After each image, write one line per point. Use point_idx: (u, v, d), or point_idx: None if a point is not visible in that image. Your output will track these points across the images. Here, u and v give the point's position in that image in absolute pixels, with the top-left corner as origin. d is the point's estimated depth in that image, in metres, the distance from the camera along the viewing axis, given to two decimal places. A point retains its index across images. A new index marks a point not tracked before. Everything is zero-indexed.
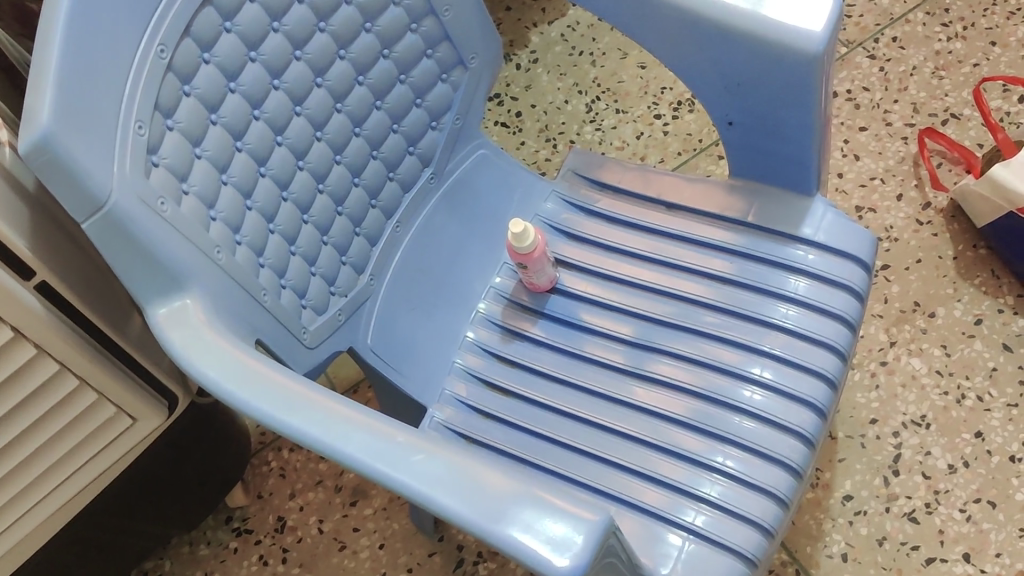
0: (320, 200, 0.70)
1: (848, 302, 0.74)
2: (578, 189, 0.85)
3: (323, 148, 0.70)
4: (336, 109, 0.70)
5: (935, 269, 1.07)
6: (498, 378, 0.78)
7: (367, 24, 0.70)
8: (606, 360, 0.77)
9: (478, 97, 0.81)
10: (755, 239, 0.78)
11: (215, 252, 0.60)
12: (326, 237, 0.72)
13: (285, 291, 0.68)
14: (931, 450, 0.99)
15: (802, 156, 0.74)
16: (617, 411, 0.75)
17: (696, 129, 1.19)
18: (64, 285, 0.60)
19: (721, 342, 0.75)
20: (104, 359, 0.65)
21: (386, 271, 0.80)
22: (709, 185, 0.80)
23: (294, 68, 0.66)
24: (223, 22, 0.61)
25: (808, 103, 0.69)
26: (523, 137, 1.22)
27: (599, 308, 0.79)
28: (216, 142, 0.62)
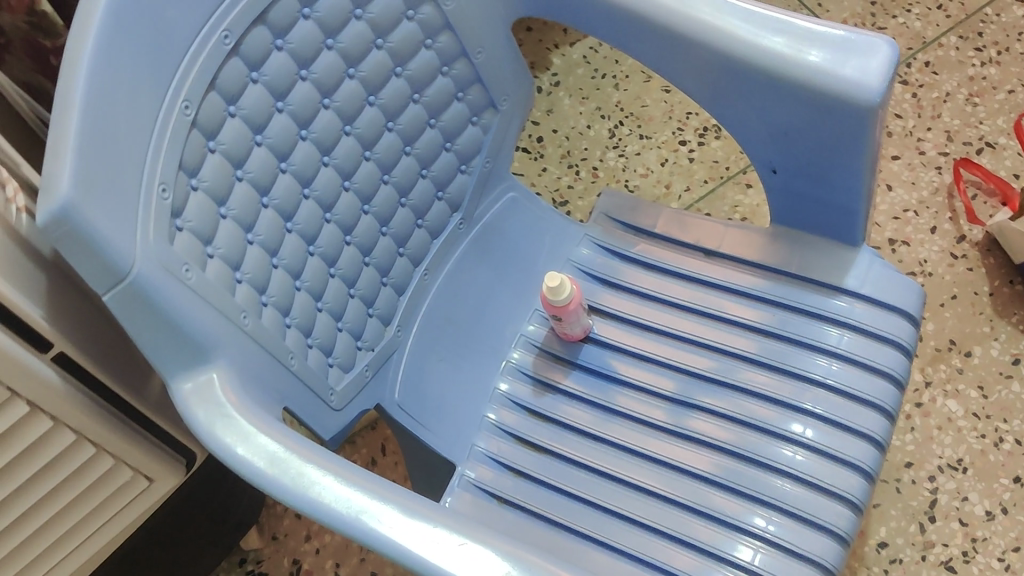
0: (348, 252, 0.67)
1: (895, 358, 0.71)
2: (612, 233, 0.82)
3: (351, 199, 0.67)
4: (365, 157, 0.67)
5: (971, 306, 1.04)
6: (530, 434, 0.75)
7: (398, 68, 0.66)
8: (641, 415, 0.74)
9: (508, 138, 0.78)
10: (796, 289, 0.75)
11: (243, 317, 0.57)
12: (353, 290, 0.68)
13: (312, 351, 0.65)
14: (968, 496, 0.96)
15: (850, 205, 0.71)
16: (654, 471, 0.72)
17: (722, 157, 1.16)
18: (78, 347, 0.57)
19: (761, 398, 0.72)
20: (120, 423, 0.62)
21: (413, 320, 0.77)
22: (747, 231, 0.77)
23: (321, 117, 0.63)
24: (250, 73, 0.58)
25: (859, 152, 0.66)
26: (545, 163, 1.19)
27: (633, 359, 0.76)
28: (242, 199, 0.59)
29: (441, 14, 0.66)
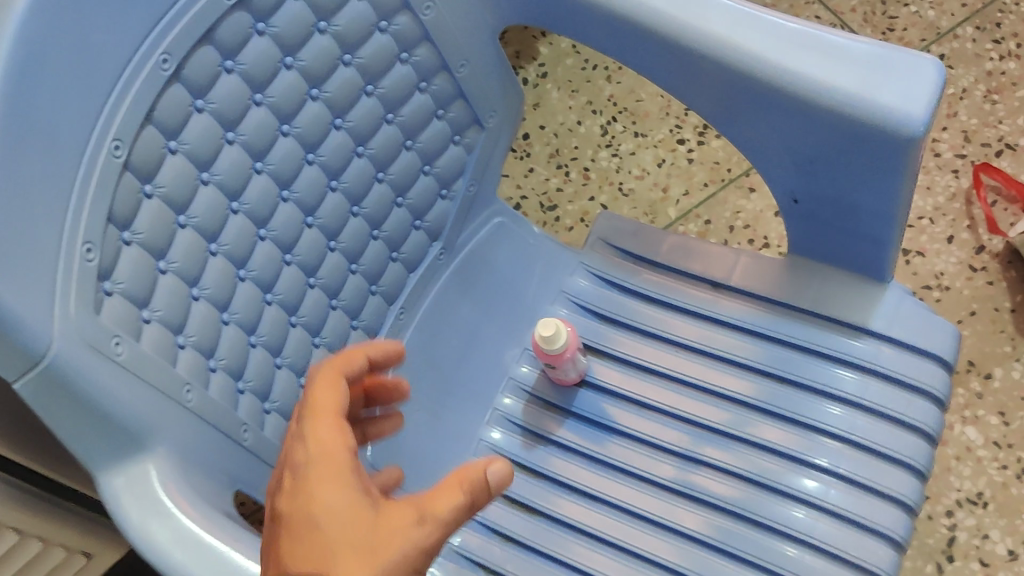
0: (312, 296, 0.59)
1: (928, 411, 0.63)
2: (609, 261, 0.73)
3: (315, 236, 0.58)
4: (330, 188, 0.58)
5: (991, 324, 0.98)
6: (520, 492, 0.67)
7: (369, 86, 0.58)
8: (644, 472, 0.66)
9: (495, 157, 0.70)
10: (815, 329, 0.66)
11: (186, 392, 0.49)
12: (317, 338, 0.60)
13: (270, 416, 0.56)
14: (989, 533, 0.90)
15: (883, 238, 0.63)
16: (659, 538, 0.64)
17: (724, 158, 1.08)
18: None
19: (776, 455, 0.65)
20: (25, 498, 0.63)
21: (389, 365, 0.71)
22: (761, 261, 0.69)
23: (280, 146, 0.54)
24: (194, 101, 0.49)
25: (894, 190, 0.58)
26: (532, 163, 1.12)
27: (634, 406, 0.68)
28: (185, 249, 0.50)
29: (419, 24, 0.58)
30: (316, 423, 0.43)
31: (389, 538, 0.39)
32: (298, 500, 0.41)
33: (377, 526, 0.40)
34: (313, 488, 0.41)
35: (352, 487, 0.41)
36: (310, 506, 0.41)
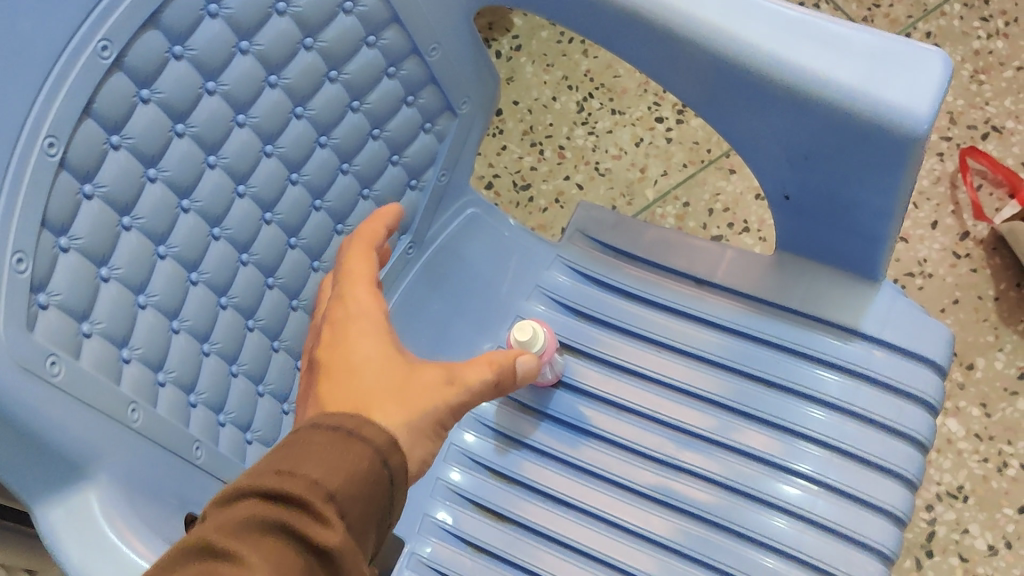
0: (270, 297, 0.55)
1: (920, 418, 0.60)
2: (586, 253, 0.70)
3: (274, 233, 0.54)
4: (290, 181, 0.54)
5: (974, 312, 0.95)
6: (493, 500, 0.65)
7: (332, 71, 0.53)
8: (622, 478, 0.63)
9: (468, 146, 0.66)
10: (802, 331, 0.63)
11: (131, 412, 0.44)
12: (276, 343, 0.56)
13: (224, 429, 0.52)
14: (969, 528, 0.88)
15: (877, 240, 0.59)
16: (638, 549, 0.62)
17: (703, 137, 1.04)
18: None
19: (761, 463, 0.62)
20: None
21: None
22: (748, 256, 0.66)
23: (235, 137, 0.50)
24: (139, 91, 0.44)
25: (893, 190, 0.54)
26: (504, 140, 1.08)
27: (612, 409, 0.65)
28: (130, 253, 0.46)
29: (387, 6, 0.53)
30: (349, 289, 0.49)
31: (419, 394, 0.45)
32: (337, 345, 0.47)
33: (407, 381, 0.45)
34: (350, 339, 0.47)
35: (385, 344, 0.47)
36: (348, 356, 0.46)
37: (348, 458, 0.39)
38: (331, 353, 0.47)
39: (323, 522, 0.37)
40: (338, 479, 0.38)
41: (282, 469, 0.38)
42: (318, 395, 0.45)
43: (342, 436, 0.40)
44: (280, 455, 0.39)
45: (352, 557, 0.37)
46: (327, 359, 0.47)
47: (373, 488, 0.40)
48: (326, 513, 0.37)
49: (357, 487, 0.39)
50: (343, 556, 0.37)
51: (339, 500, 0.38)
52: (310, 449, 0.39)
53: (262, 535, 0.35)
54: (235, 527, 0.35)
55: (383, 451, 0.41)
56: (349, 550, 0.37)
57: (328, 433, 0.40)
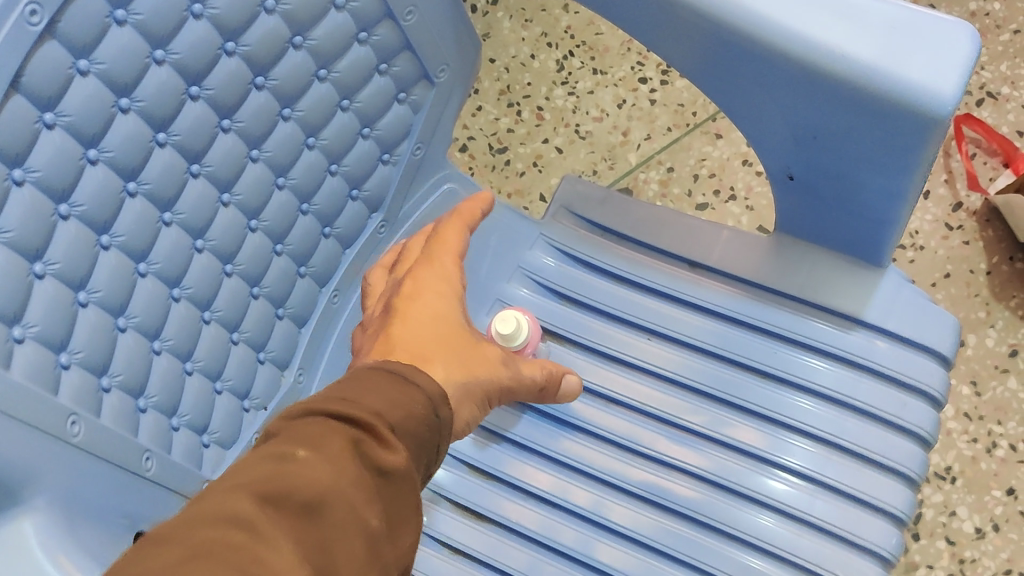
0: (228, 286, 0.50)
1: (924, 413, 0.57)
2: (571, 231, 0.65)
3: (232, 216, 0.49)
4: (250, 159, 0.49)
5: (966, 287, 0.92)
6: (470, 498, 0.61)
7: (297, 37, 0.48)
8: (608, 476, 0.59)
9: (445, 116, 0.61)
10: (802, 319, 0.59)
11: (72, 425, 0.40)
12: (236, 334, 0.51)
13: (179, 434, 0.47)
14: (956, 511, 0.86)
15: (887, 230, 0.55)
16: (625, 551, 0.58)
17: (689, 100, 1.00)
18: None
19: (756, 460, 0.58)
20: None
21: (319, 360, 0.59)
22: (744, 236, 0.61)
23: (187, 113, 0.44)
24: (77, 62, 0.39)
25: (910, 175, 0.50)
26: (480, 100, 1.03)
27: (599, 400, 0.61)
28: (68, 245, 0.41)
29: None
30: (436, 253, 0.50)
31: (481, 366, 0.47)
32: (415, 296, 0.48)
33: (472, 350, 0.47)
34: (430, 296, 0.48)
35: (459, 312, 0.48)
36: (430, 308, 0.47)
37: (408, 400, 0.38)
38: (407, 301, 0.48)
39: (383, 446, 0.36)
40: (398, 414, 0.37)
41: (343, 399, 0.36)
42: (388, 334, 0.46)
43: (401, 381, 0.38)
44: (339, 387, 0.38)
45: (407, 486, 0.36)
46: (403, 305, 0.47)
47: (425, 432, 0.38)
48: (386, 437, 0.36)
49: (414, 427, 0.37)
50: (398, 483, 0.36)
51: (400, 433, 0.36)
52: (371, 386, 0.38)
53: (330, 444, 0.34)
54: (297, 439, 0.34)
55: (438, 403, 0.40)
56: (405, 479, 0.36)
57: (387, 378, 0.38)
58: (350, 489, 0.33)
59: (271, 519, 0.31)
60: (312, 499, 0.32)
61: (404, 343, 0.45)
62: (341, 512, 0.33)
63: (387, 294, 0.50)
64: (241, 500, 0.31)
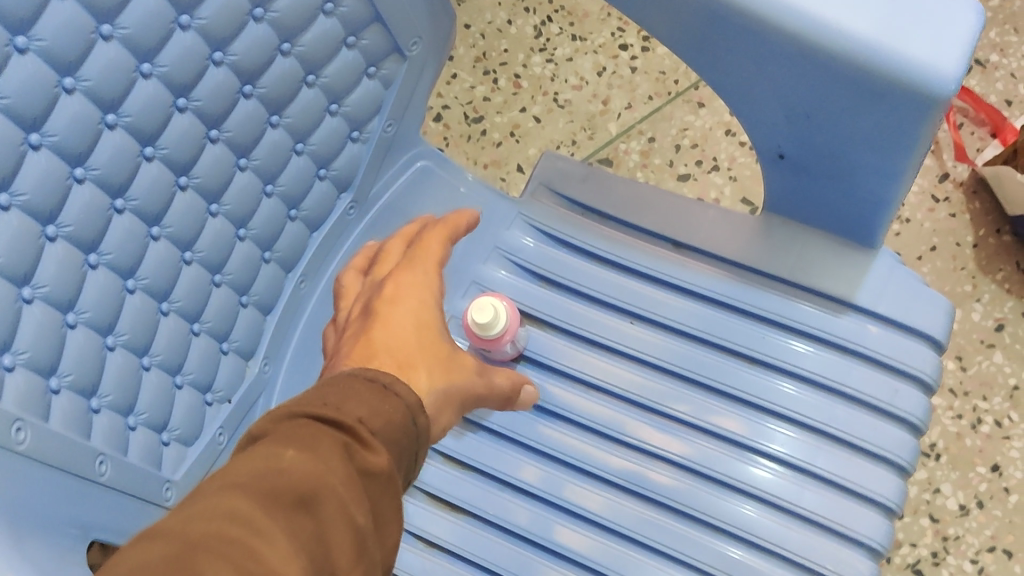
0: (188, 275, 0.47)
1: (915, 399, 0.55)
2: (550, 210, 0.63)
3: (190, 201, 0.46)
4: (209, 139, 0.46)
5: (952, 260, 0.91)
6: (446, 489, 0.59)
7: (258, 9, 0.44)
8: (589, 465, 0.57)
9: (418, 91, 0.57)
10: (789, 302, 0.57)
11: (16, 432, 0.37)
12: (196, 326, 0.48)
13: (136, 433, 0.45)
14: (940, 488, 0.84)
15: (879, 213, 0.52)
16: (607, 544, 0.56)
17: (670, 67, 0.98)
18: None
19: (742, 449, 0.56)
20: None
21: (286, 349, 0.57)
22: (730, 215, 0.59)
23: (138, 91, 0.41)
24: (14, 38, 0.35)
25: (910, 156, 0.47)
26: (455, 67, 1.00)
27: (580, 387, 0.59)
28: (10, 237, 0.37)
29: None
30: (416, 257, 0.49)
31: (459, 375, 0.46)
32: (396, 299, 0.47)
33: (451, 358, 0.46)
34: (412, 300, 0.46)
35: (441, 318, 0.47)
36: (413, 312, 0.46)
37: (389, 406, 0.37)
38: (389, 304, 0.46)
39: (366, 449, 0.34)
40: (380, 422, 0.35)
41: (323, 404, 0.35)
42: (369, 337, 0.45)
43: (381, 389, 0.37)
44: (318, 393, 0.36)
45: (390, 491, 0.35)
46: (384, 308, 0.46)
47: (407, 442, 0.37)
48: (369, 440, 0.34)
49: (396, 433, 0.36)
50: (381, 489, 0.34)
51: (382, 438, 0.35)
52: (350, 391, 0.36)
53: (315, 446, 0.33)
54: (280, 442, 0.33)
55: (417, 411, 0.38)
56: (388, 484, 0.35)
57: (367, 385, 0.37)
58: (338, 489, 0.32)
59: (264, 516, 0.30)
60: (301, 499, 0.31)
61: (387, 348, 0.44)
62: (329, 512, 0.31)
63: (365, 297, 0.48)
64: (230, 499, 0.30)
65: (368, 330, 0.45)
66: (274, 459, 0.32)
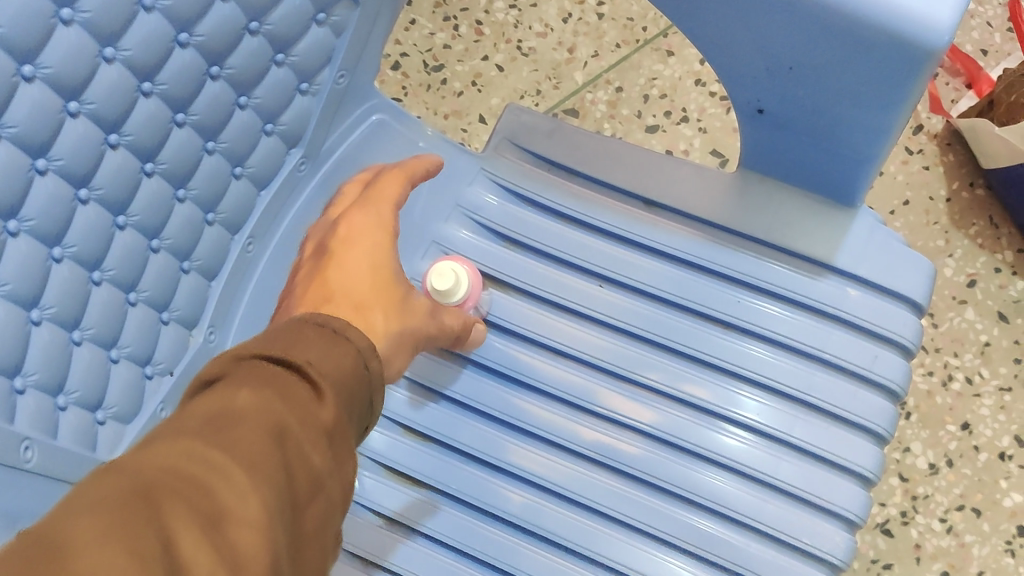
0: (121, 240, 0.43)
1: (894, 364, 0.52)
2: (514, 165, 0.60)
3: (122, 161, 0.42)
4: (141, 93, 0.42)
5: (925, 214, 0.89)
6: (406, 463, 0.56)
7: None
8: (555, 436, 0.55)
9: (372, 39, 0.54)
10: (764, 264, 0.54)
11: None
12: (132, 295, 0.45)
13: (66, 415, 0.41)
14: (910, 446, 0.83)
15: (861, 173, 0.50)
16: (575, 518, 0.54)
17: (638, 14, 0.94)
18: None
19: (713, 418, 0.54)
20: None
21: (233, 316, 0.54)
22: (702, 170, 0.56)
23: (59, 39, 0.37)
24: None
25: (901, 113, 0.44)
26: (414, 13, 0.96)
27: (547, 353, 0.56)
28: None
29: None
30: (371, 196, 0.47)
31: (413, 319, 0.44)
32: (352, 242, 0.44)
33: (406, 300, 0.44)
34: (366, 241, 0.44)
35: (396, 258, 0.44)
36: (367, 252, 0.44)
37: (341, 349, 0.34)
38: (343, 244, 0.44)
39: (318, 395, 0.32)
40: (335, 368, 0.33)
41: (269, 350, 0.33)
42: (324, 280, 0.43)
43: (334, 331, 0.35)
44: (266, 339, 0.34)
45: (345, 437, 0.33)
46: (338, 248, 0.44)
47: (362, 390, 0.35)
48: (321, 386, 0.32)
49: (349, 378, 0.34)
50: (335, 436, 0.32)
51: (333, 381, 0.33)
52: (298, 335, 0.34)
53: (264, 390, 0.31)
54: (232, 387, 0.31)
55: (369, 356, 0.35)
56: (342, 430, 0.32)
57: (318, 328, 0.35)
58: (292, 433, 0.30)
59: (221, 456, 0.28)
60: (257, 441, 0.29)
61: (342, 289, 0.42)
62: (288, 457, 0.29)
63: (319, 237, 0.47)
64: (183, 440, 0.28)
65: (322, 270, 0.43)
66: (224, 403, 0.30)
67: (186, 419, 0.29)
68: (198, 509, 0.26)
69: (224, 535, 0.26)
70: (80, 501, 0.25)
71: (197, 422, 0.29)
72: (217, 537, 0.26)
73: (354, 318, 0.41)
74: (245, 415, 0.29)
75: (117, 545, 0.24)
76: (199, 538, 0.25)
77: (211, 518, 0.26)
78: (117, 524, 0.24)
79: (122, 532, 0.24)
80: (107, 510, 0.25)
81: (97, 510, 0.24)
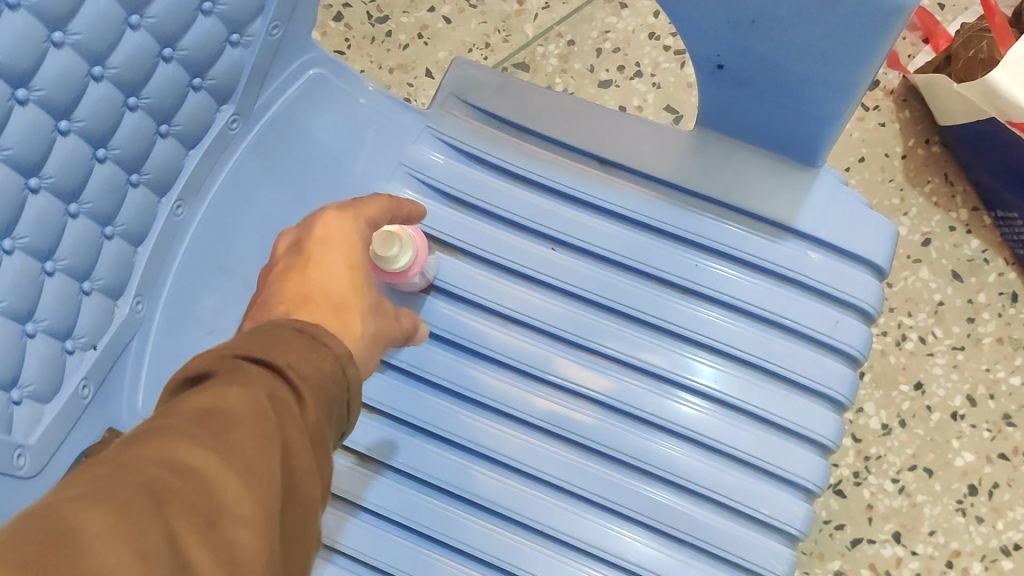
0: (35, 205, 0.40)
1: (854, 329, 0.51)
2: (462, 122, 0.56)
3: (33, 118, 0.39)
4: (52, 43, 0.38)
5: (880, 172, 0.88)
6: (354, 436, 0.54)
7: None
8: (507, 407, 0.52)
9: None
10: (723, 226, 0.52)
11: None
12: (49, 264, 0.42)
13: None
14: (864, 407, 0.82)
15: (821, 132, 0.48)
16: (525, 490, 0.52)
17: None
18: None
19: (669, 385, 0.52)
20: None
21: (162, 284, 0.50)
22: (661, 129, 0.53)
23: None
24: None
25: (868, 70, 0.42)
26: None
27: (498, 320, 0.54)
28: None
29: None
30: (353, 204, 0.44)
31: (385, 323, 0.42)
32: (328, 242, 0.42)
33: (380, 304, 0.42)
34: (345, 242, 0.42)
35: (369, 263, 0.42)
36: (346, 253, 0.41)
37: (319, 354, 0.32)
38: (321, 246, 0.42)
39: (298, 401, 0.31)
40: (317, 377, 0.32)
41: (246, 349, 0.31)
42: (303, 282, 0.40)
43: (312, 337, 0.33)
44: (243, 338, 0.32)
45: (325, 441, 0.31)
46: (316, 249, 0.41)
47: (336, 399, 0.33)
48: (304, 393, 0.31)
49: (326, 384, 0.32)
50: (316, 443, 0.31)
51: (311, 388, 0.31)
52: (274, 337, 0.32)
53: (255, 388, 0.29)
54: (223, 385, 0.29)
55: (346, 361, 0.33)
56: (323, 434, 0.31)
57: (296, 332, 0.32)
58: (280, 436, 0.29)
59: (217, 458, 0.27)
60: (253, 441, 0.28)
61: (321, 289, 0.40)
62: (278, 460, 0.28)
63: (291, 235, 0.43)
64: (179, 440, 0.27)
65: (300, 269, 0.40)
66: (211, 402, 0.28)
67: (173, 416, 0.28)
68: (198, 510, 0.25)
69: (222, 535, 0.25)
70: (79, 495, 0.24)
71: (186, 420, 0.28)
72: (215, 538, 0.25)
73: (334, 320, 0.39)
74: (236, 415, 0.28)
75: (122, 542, 0.23)
76: (200, 541, 0.25)
77: (209, 518, 0.25)
78: (122, 520, 0.24)
79: (128, 528, 0.23)
80: (114, 505, 0.24)
81: (104, 504, 0.24)
